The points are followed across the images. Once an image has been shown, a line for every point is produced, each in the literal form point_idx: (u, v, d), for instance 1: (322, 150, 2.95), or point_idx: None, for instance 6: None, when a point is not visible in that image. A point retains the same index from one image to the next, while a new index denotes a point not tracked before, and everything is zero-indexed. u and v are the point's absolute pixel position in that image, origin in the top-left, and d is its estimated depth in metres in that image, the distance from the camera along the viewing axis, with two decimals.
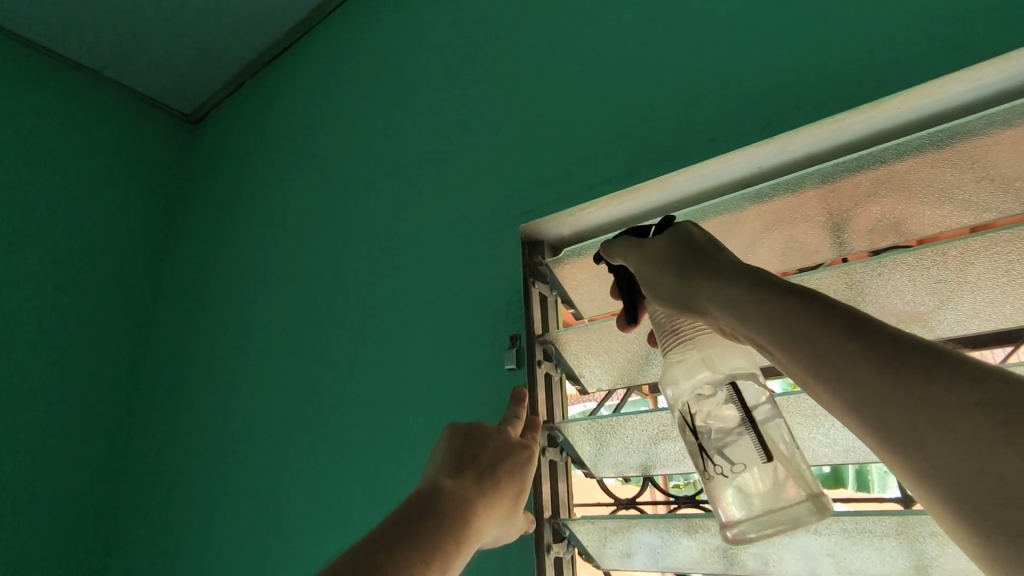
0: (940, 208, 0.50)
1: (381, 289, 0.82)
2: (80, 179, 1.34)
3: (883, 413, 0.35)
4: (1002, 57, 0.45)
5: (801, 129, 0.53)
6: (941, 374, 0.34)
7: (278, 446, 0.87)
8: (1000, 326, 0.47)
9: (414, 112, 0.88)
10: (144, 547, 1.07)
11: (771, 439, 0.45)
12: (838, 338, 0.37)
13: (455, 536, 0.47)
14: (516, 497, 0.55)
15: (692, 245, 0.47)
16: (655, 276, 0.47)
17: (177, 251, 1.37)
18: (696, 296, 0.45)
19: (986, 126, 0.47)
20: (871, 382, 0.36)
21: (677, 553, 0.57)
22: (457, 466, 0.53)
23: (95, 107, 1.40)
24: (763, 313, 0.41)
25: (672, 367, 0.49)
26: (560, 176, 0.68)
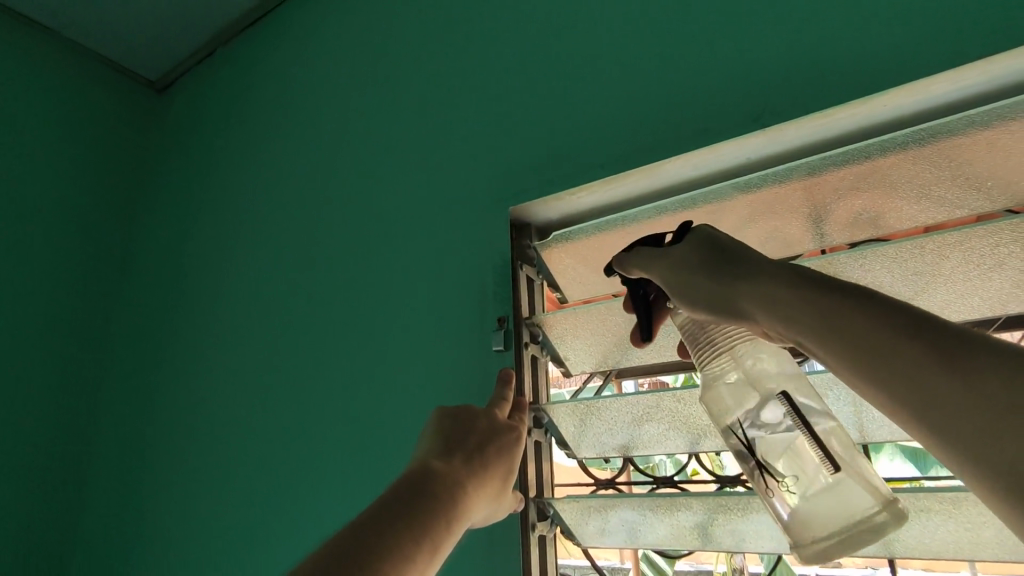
0: (917, 203, 0.52)
1: (366, 268, 0.81)
2: (37, 145, 1.26)
3: (951, 409, 0.35)
4: (986, 60, 0.47)
5: (790, 122, 0.54)
6: (996, 363, 0.34)
7: (258, 423, 0.86)
8: (967, 317, 0.50)
9: (399, 89, 0.87)
10: (115, 528, 1.05)
11: (833, 447, 0.43)
12: (890, 334, 0.38)
13: (447, 519, 0.47)
14: (505, 477, 0.55)
15: (723, 247, 0.47)
16: (688, 283, 0.47)
17: (146, 224, 1.32)
18: (737, 298, 0.45)
19: (967, 126, 0.49)
20: (927, 378, 0.36)
21: (656, 531, 0.60)
22: (446, 448, 0.53)
23: (52, 68, 1.32)
24: (815, 314, 0.41)
25: (710, 381, 0.47)
26: (549, 158, 0.68)
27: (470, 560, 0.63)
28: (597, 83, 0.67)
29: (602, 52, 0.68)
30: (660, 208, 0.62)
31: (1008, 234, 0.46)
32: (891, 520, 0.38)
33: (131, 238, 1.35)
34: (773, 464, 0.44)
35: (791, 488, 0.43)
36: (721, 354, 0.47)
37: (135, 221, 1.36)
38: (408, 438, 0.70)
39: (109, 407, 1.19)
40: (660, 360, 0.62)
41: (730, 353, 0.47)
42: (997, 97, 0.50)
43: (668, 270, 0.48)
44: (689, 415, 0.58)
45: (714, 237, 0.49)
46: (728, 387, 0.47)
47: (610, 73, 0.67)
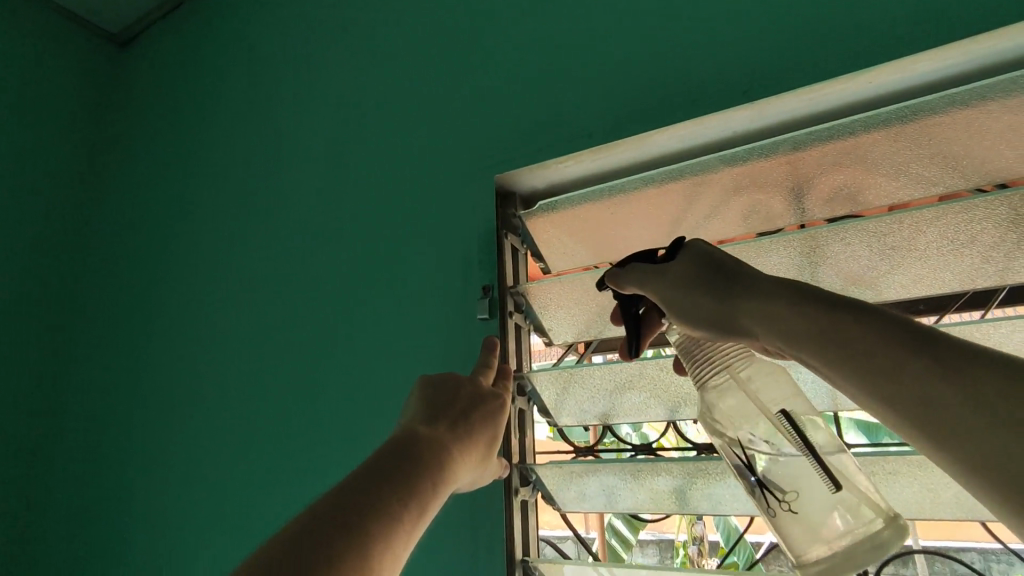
0: (896, 180, 0.54)
1: (348, 237, 0.80)
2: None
3: (956, 415, 0.37)
4: (968, 41, 0.49)
5: (780, 96, 0.55)
6: (988, 373, 0.36)
7: (240, 392, 0.85)
8: (937, 291, 0.53)
9: (380, 52, 0.85)
10: (90, 498, 1.03)
11: (835, 466, 0.44)
12: (887, 348, 0.40)
13: (435, 483, 0.48)
14: (490, 443, 0.56)
15: (721, 267, 0.49)
16: (685, 302, 0.49)
17: (112, 184, 1.26)
18: (739, 315, 0.47)
19: (947, 105, 0.50)
20: (926, 388, 0.38)
21: (636, 495, 0.61)
22: (433, 414, 0.53)
23: (4, 16, 1.24)
24: (816, 331, 0.44)
25: (712, 402, 0.48)
26: (535, 126, 0.68)
27: (454, 526, 0.64)
28: (584, 51, 0.67)
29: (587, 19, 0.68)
30: (647, 179, 0.63)
31: (982, 211, 0.48)
32: (896, 540, 0.40)
33: (94, 200, 1.28)
34: (772, 483, 0.46)
35: (792, 510, 0.44)
36: (719, 370, 0.48)
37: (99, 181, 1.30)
38: (391, 407, 0.70)
39: (75, 377, 1.15)
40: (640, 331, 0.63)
41: (730, 371, 0.48)
42: (976, 77, 0.51)
43: (666, 287, 0.49)
44: (671, 383, 0.60)
45: (709, 253, 0.51)
46: (730, 408, 0.48)
47: (596, 41, 0.66)
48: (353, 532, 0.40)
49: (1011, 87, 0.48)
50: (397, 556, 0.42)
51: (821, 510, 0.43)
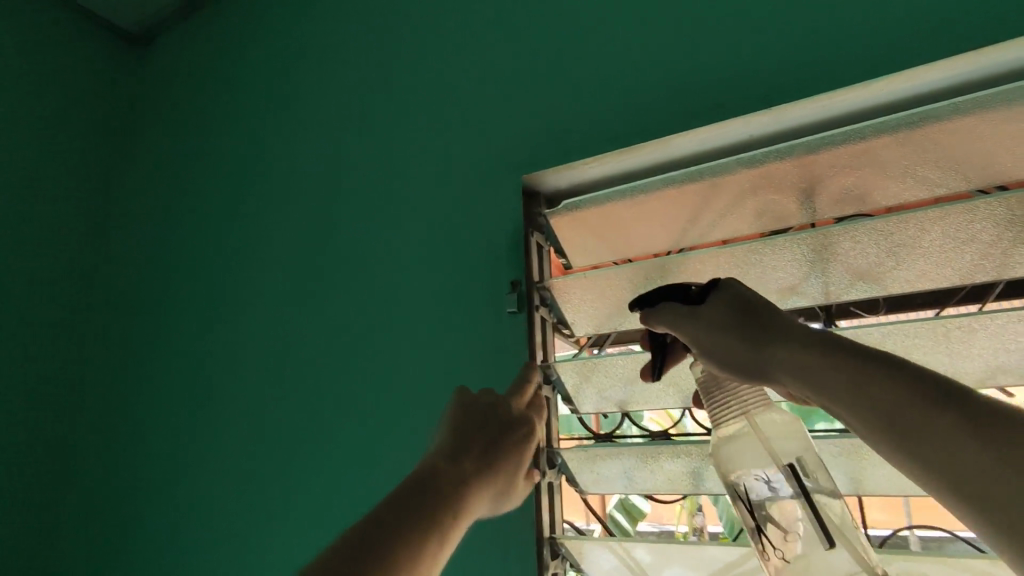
0: (903, 183, 0.58)
1: (377, 235, 0.86)
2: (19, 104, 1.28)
3: (966, 456, 0.41)
4: (974, 53, 0.52)
5: (797, 103, 0.58)
6: (1018, 439, 0.39)
7: (275, 380, 0.91)
8: (938, 285, 0.57)
9: (403, 62, 0.92)
10: (128, 480, 1.09)
11: (832, 521, 0.49)
12: (925, 407, 0.43)
13: (464, 503, 0.50)
14: (518, 469, 0.58)
15: (754, 313, 0.52)
16: (718, 344, 0.52)
17: (135, 191, 1.35)
18: (764, 358, 0.51)
19: (954, 112, 0.53)
20: (956, 444, 0.41)
21: (655, 475, 0.65)
22: (464, 433, 0.56)
23: (35, 24, 1.34)
24: (837, 374, 0.47)
25: (724, 441, 0.52)
26: (557, 134, 0.73)
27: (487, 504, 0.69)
28: (602, 65, 0.72)
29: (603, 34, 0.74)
30: (667, 179, 0.66)
31: (984, 211, 0.51)
32: None
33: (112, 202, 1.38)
34: (769, 526, 0.50)
35: (785, 554, 0.49)
36: (742, 411, 0.52)
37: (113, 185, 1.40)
38: (425, 394, 0.76)
39: (109, 366, 1.22)
40: None
41: (747, 417, 0.52)
42: (980, 87, 0.55)
43: (697, 329, 0.53)
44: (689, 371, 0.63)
45: (742, 296, 0.54)
46: (739, 449, 0.52)
47: (613, 55, 0.72)
48: (386, 556, 0.44)
49: (1014, 96, 0.51)
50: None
51: (813, 562, 0.48)
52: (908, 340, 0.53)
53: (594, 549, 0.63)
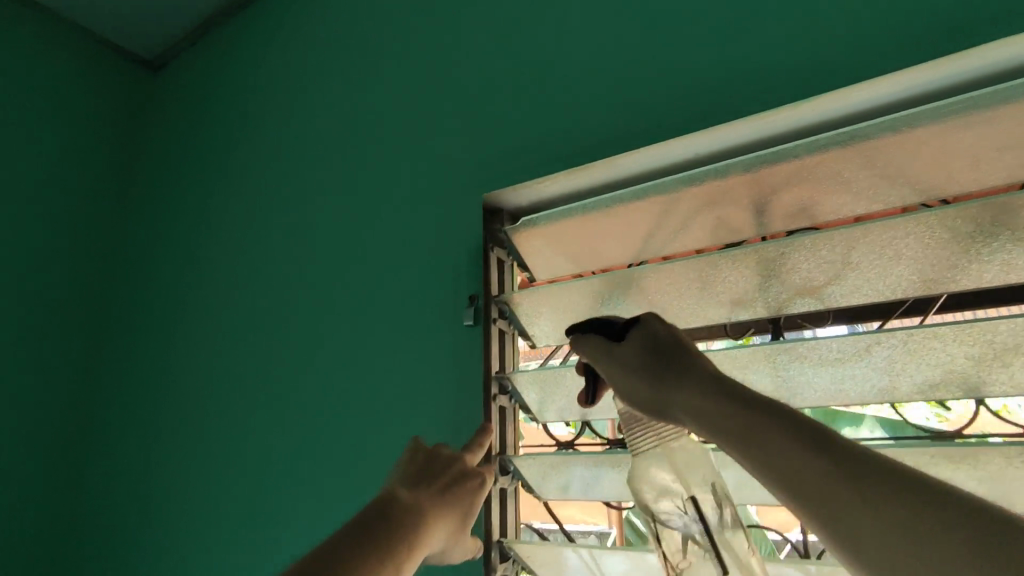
0: (844, 197, 0.58)
1: (357, 249, 0.91)
2: (40, 124, 1.35)
3: (849, 526, 0.37)
4: (899, 73, 0.52)
5: (732, 123, 0.60)
6: (898, 506, 0.35)
7: (261, 384, 0.96)
8: (877, 298, 0.57)
9: (386, 86, 0.97)
10: (124, 476, 1.15)
11: (732, 554, 0.50)
12: (812, 465, 0.39)
13: (412, 540, 0.54)
14: (466, 520, 0.62)
15: (661, 353, 0.51)
16: (627, 385, 0.52)
17: (145, 205, 1.40)
18: (669, 401, 0.49)
19: (881, 131, 0.54)
20: (849, 515, 0.37)
21: (605, 484, 0.68)
22: (417, 478, 0.60)
23: (58, 46, 1.42)
24: (731, 426, 0.44)
25: (641, 471, 0.53)
26: (519, 154, 0.77)
27: None
28: (562, 88, 0.76)
29: (564, 59, 0.77)
30: (618, 197, 0.68)
31: (909, 228, 0.52)
32: None
33: (124, 215, 1.44)
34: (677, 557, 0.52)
35: None
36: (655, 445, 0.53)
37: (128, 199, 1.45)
38: (391, 399, 0.79)
39: (116, 370, 1.28)
40: None
41: (663, 447, 0.53)
42: (915, 104, 0.55)
43: (613, 367, 0.53)
44: None
45: (655, 335, 0.53)
46: (653, 480, 0.53)
47: (572, 80, 0.75)
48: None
49: (940, 114, 0.52)
50: None
51: None
52: (831, 355, 0.53)
53: (541, 552, 0.66)
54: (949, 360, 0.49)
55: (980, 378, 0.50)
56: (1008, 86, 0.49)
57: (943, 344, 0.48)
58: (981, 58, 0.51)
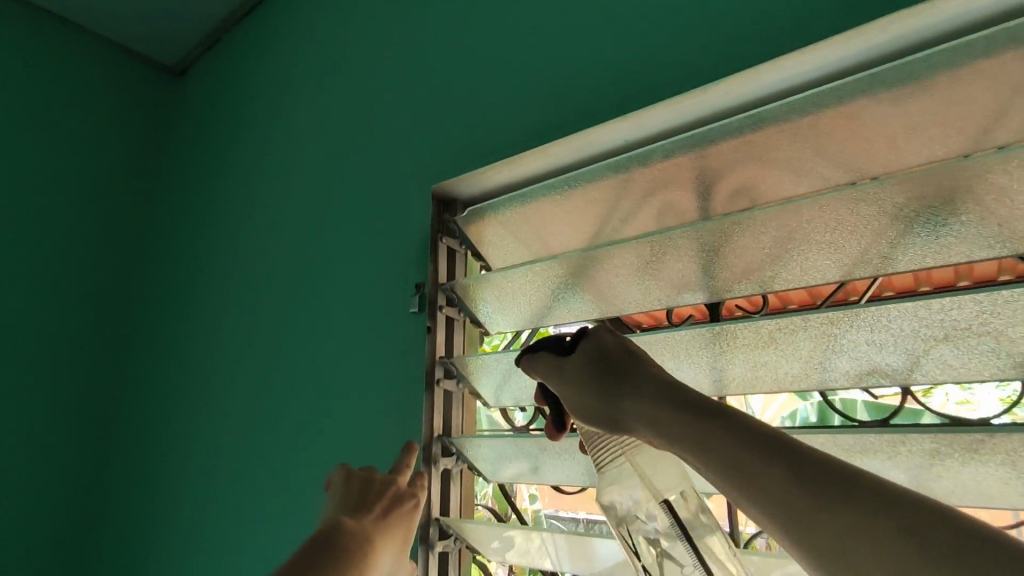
0: (785, 177, 0.56)
1: (329, 240, 0.96)
2: (65, 138, 1.48)
3: (819, 542, 0.34)
4: (797, 54, 0.52)
5: (647, 109, 0.60)
6: (869, 517, 0.32)
7: (249, 368, 1.05)
8: (815, 281, 0.54)
9: (356, 81, 1.00)
10: (148, 448, 1.28)
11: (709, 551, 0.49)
12: (775, 478, 0.36)
13: (350, 572, 0.55)
14: (404, 542, 0.62)
15: (612, 363, 0.48)
16: (581, 400, 0.49)
17: (165, 209, 1.52)
18: (623, 415, 0.46)
19: (789, 112, 0.53)
20: (815, 530, 0.34)
21: (548, 468, 0.69)
22: (356, 506, 0.60)
23: (92, 61, 1.56)
24: (686, 437, 0.41)
25: (609, 481, 0.52)
26: (464, 144, 0.78)
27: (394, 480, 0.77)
28: (502, 76, 0.76)
29: (504, 45, 0.77)
30: (554, 184, 0.68)
31: (838, 207, 0.49)
32: None
33: (150, 217, 1.57)
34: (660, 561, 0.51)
35: None
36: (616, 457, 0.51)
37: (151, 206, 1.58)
38: (354, 382, 0.85)
39: (143, 354, 1.41)
40: (574, 318, 0.71)
41: (627, 458, 0.51)
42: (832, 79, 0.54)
43: (564, 383, 0.50)
44: None
45: (605, 345, 0.50)
46: (624, 488, 0.51)
47: (510, 66, 0.76)
48: None
49: (863, 88, 0.50)
50: None
51: None
52: (743, 342, 0.52)
53: (475, 530, 0.69)
54: (854, 346, 0.48)
55: (902, 363, 0.47)
56: (910, 59, 0.47)
57: (844, 331, 0.47)
58: (884, 32, 0.49)
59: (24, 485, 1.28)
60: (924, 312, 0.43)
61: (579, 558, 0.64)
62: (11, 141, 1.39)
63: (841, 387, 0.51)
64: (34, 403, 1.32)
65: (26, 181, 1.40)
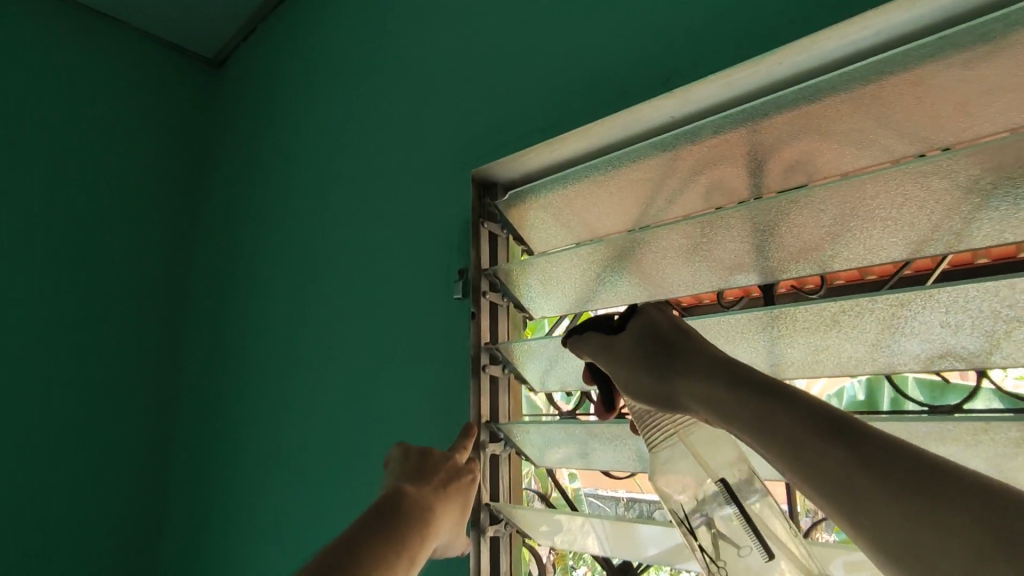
0: (846, 150, 0.53)
1: (369, 227, 0.96)
2: (111, 131, 1.51)
3: (877, 523, 0.32)
4: (855, 20, 0.49)
5: (695, 84, 0.57)
6: (929, 498, 0.31)
7: (297, 354, 1.07)
8: (878, 261, 0.52)
9: (390, 65, 1.00)
10: (203, 432, 1.33)
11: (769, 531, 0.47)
12: (833, 458, 0.34)
13: (422, 529, 0.55)
14: (464, 510, 0.63)
15: (664, 343, 0.48)
16: (632, 379, 0.48)
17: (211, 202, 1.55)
18: (675, 393, 0.45)
19: (848, 82, 0.50)
20: (872, 510, 0.32)
21: (598, 453, 0.68)
22: (418, 474, 0.61)
23: (133, 55, 1.59)
24: (744, 419, 0.40)
25: (664, 463, 0.51)
26: (502, 127, 0.77)
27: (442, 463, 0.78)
28: (540, 54, 0.75)
29: (541, 23, 0.75)
30: (597, 165, 0.66)
31: (904, 179, 0.46)
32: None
33: (196, 208, 1.61)
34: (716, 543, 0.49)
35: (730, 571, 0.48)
36: (671, 437, 0.50)
37: (196, 198, 1.62)
38: (398, 367, 0.86)
39: (196, 340, 1.46)
40: (621, 303, 0.69)
41: (682, 437, 0.51)
42: (891, 47, 0.50)
43: (614, 362, 0.50)
44: None
45: (658, 325, 0.49)
46: (681, 469, 0.50)
47: (548, 44, 0.74)
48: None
49: (921, 56, 0.47)
50: None
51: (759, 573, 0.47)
52: (803, 324, 0.50)
53: (524, 516, 0.69)
54: (924, 329, 0.46)
55: (974, 345, 0.45)
56: (984, 20, 0.44)
57: (914, 311, 0.45)
58: None
59: (92, 469, 1.34)
60: (1006, 292, 0.41)
61: (622, 541, 0.63)
62: (61, 136, 1.43)
63: (909, 370, 0.48)
64: (94, 390, 1.37)
65: (76, 174, 1.43)
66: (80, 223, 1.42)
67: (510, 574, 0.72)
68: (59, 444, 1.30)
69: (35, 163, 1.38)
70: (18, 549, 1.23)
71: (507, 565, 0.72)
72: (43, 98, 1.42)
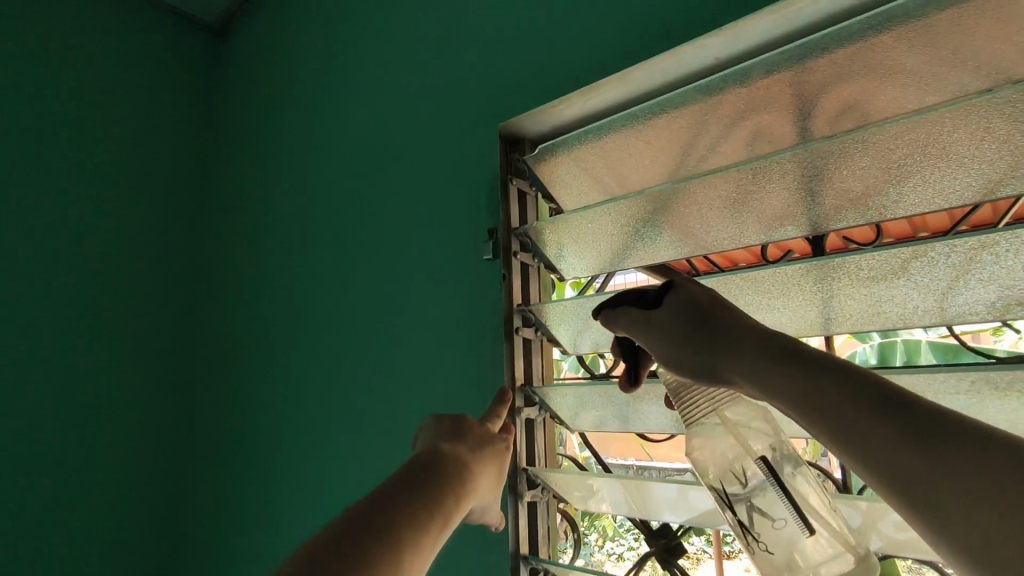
0: (908, 88, 0.49)
1: (388, 188, 0.93)
2: (115, 98, 1.47)
3: (930, 497, 0.30)
4: None
5: (747, 19, 0.53)
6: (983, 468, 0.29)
7: (317, 320, 1.05)
8: (943, 206, 0.48)
9: (405, 19, 0.96)
10: (222, 403, 1.31)
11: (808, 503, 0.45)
12: (883, 429, 0.33)
13: (459, 491, 0.53)
14: (499, 477, 0.61)
15: (702, 315, 0.44)
16: (668, 354, 0.45)
17: (220, 173, 1.52)
18: (717, 367, 0.42)
19: (920, 8, 0.46)
20: (924, 481, 0.30)
21: (635, 417, 0.66)
22: (453, 435, 0.59)
23: (134, 19, 1.55)
24: (790, 391, 0.37)
25: (698, 439, 0.49)
26: (529, 78, 0.74)
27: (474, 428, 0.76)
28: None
29: None
30: (634, 115, 0.63)
31: (985, 111, 0.43)
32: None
33: (203, 178, 1.58)
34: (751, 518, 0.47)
35: (768, 550, 0.46)
36: (707, 415, 0.48)
37: (203, 168, 1.59)
38: (423, 331, 0.84)
39: (210, 312, 1.44)
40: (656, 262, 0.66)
41: (718, 413, 0.49)
42: None
43: (648, 337, 0.46)
44: None
45: (697, 298, 0.46)
46: (715, 445, 0.48)
47: None
48: (385, 535, 0.44)
49: None
50: (424, 553, 0.46)
51: (799, 547, 0.45)
52: (864, 273, 0.47)
53: (562, 480, 0.67)
54: (1002, 275, 0.43)
55: None
56: None
57: (994, 256, 0.42)
58: None
59: (111, 441, 1.33)
60: None
61: (646, 502, 0.62)
62: (65, 101, 1.39)
63: (980, 320, 0.46)
64: (111, 362, 1.35)
65: (81, 141, 1.40)
66: (88, 191, 1.38)
67: (547, 539, 0.70)
68: (78, 416, 1.29)
69: (39, 129, 1.34)
70: (43, 520, 1.22)
71: (545, 530, 0.70)
72: (46, 62, 1.38)
